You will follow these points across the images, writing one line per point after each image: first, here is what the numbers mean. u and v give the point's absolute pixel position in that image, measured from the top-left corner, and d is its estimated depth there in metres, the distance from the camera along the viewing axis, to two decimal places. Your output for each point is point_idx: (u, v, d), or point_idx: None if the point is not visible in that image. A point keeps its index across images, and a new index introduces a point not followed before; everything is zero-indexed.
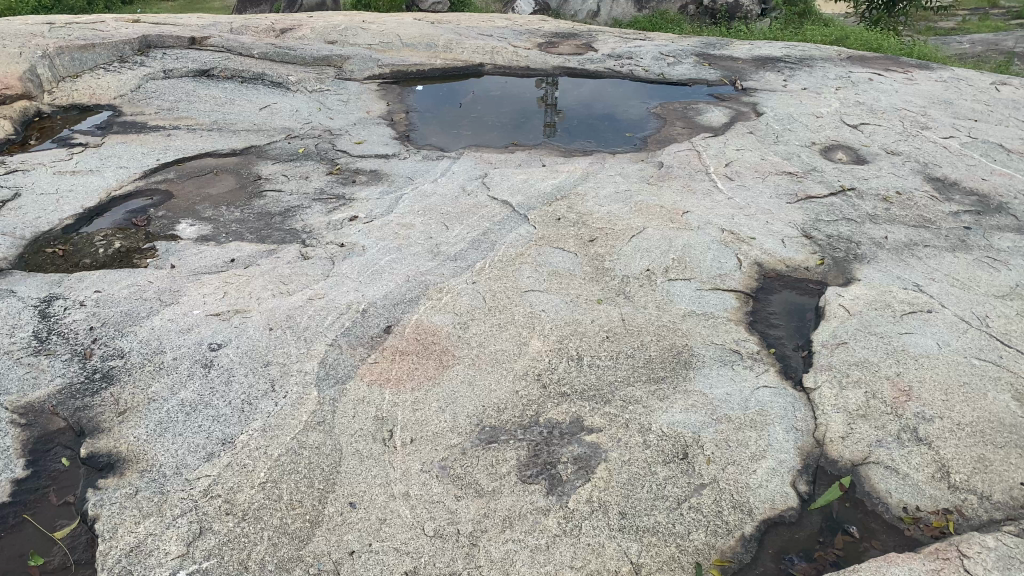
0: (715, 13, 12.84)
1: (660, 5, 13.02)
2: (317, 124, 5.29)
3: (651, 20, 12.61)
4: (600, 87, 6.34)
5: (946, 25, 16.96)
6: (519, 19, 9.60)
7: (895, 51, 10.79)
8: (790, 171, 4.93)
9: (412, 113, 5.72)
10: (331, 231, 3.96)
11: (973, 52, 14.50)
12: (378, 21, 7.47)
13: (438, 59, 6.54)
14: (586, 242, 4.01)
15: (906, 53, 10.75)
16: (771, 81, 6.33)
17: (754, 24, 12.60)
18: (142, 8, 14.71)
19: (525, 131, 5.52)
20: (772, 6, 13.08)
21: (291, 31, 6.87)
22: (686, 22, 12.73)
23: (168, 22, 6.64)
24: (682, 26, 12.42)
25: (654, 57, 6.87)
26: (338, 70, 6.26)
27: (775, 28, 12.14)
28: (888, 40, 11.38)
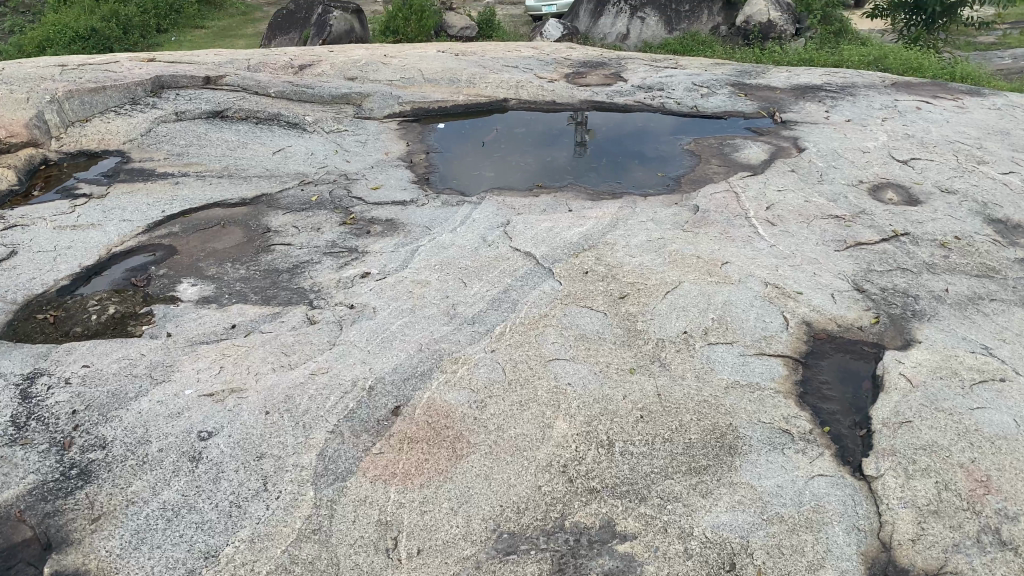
0: (748, 33, 12.36)
1: (690, 27, 12.77)
2: (332, 168, 5.04)
3: (681, 42, 12.35)
4: (631, 121, 6.02)
5: (987, 38, 16.41)
6: (547, 48, 9.37)
7: (936, 75, 10.21)
8: (837, 214, 4.57)
9: (432, 154, 5.45)
10: (341, 290, 3.67)
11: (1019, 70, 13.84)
12: (401, 55, 7.25)
13: (461, 94, 6.29)
14: (616, 299, 3.65)
15: (948, 77, 10.16)
16: (812, 113, 5.98)
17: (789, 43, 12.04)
18: (173, 41, 14.86)
19: (550, 173, 5.21)
20: (807, 26, 12.46)
21: (310, 67, 6.67)
22: (718, 43, 12.40)
23: (184, 61, 6.49)
24: (713, 48, 12.04)
25: (686, 89, 6.54)
26: (357, 108, 6.03)
27: (810, 46, 11.61)
28: (929, 59, 10.84)
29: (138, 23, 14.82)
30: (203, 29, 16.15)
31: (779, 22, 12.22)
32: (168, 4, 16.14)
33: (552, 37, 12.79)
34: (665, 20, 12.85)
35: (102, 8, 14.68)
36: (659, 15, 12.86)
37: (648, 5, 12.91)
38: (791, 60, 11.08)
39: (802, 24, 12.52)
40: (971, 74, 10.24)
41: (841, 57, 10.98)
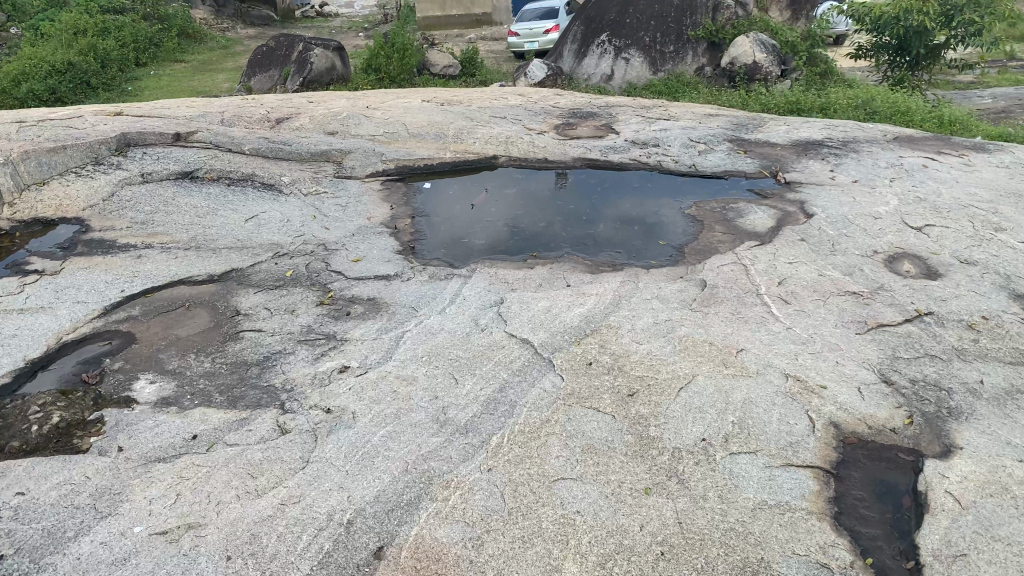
0: (734, 76, 11.96)
1: (676, 67, 12.53)
2: (309, 236, 4.66)
3: (666, 84, 12.12)
4: (628, 181, 5.70)
5: (965, 78, 16.44)
6: (534, 95, 9.17)
7: (925, 120, 9.83)
8: (854, 291, 4.26)
9: (418, 218, 5.09)
10: (316, 389, 3.29)
11: (1004, 111, 13.62)
12: (384, 107, 6.94)
13: (447, 151, 5.97)
14: (624, 396, 3.28)
15: (938, 122, 9.76)
16: (817, 173, 5.70)
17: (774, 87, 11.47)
18: (150, 81, 14.51)
19: (545, 240, 4.86)
20: (792, 67, 12.03)
21: (288, 120, 6.33)
22: (703, 85, 12.10)
23: (153, 115, 6.15)
24: (699, 89, 11.79)
25: (683, 147, 6.25)
26: (337, 166, 5.69)
27: (797, 90, 11.17)
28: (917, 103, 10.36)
29: (114, 58, 14.47)
30: (182, 67, 15.83)
31: (765, 63, 11.69)
32: (147, 36, 16.14)
33: (535, 77, 12.49)
34: (649, 61, 12.62)
35: (77, 42, 14.32)
36: (644, 57, 12.64)
37: (632, 45, 12.66)
38: (778, 106, 10.66)
39: (788, 64, 12.10)
40: (961, 118, 9.90)
41: (828, 100, 10.59)
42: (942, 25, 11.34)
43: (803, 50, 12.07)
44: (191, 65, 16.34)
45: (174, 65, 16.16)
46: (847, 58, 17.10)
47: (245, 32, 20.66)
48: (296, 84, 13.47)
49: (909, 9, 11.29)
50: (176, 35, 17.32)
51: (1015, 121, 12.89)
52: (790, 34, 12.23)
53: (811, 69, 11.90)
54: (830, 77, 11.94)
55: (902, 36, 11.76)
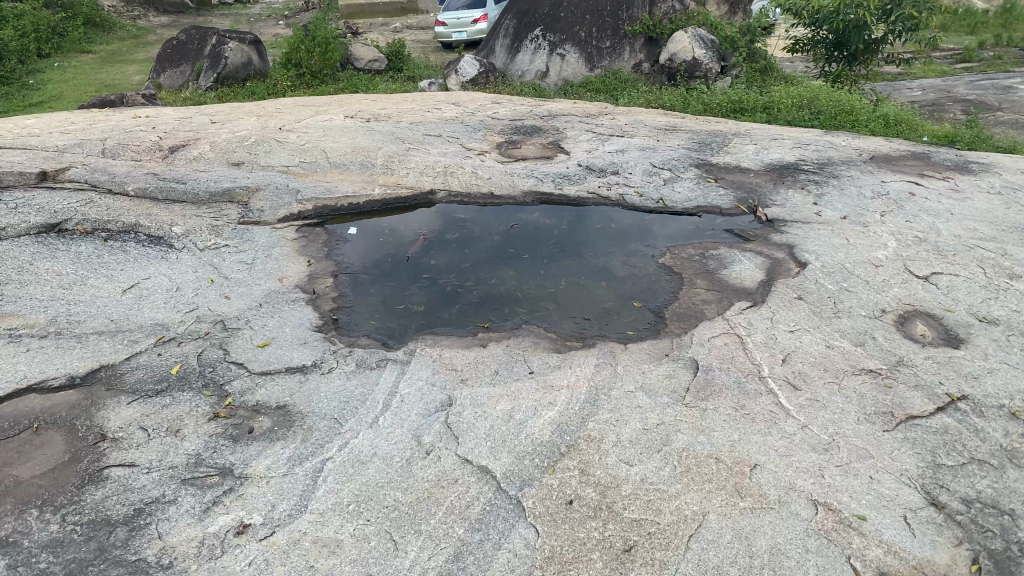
0: (673, 72, 11.13)
1: (613, 64, 11.69)
2: (204, 311, 3.74)
3: (604, 82, 11.25)
4: (587, 221, 4.92)
5: (893, 69, 16.22)
6: (471, 104, 8.37)
7: (869, 120, 9.12)
8: (870, 368, 3.56)
9: (341, 277, 4.21)
10: (202, 567, 2.41)
11: (936, 103, 13.22)
12: (302, 128, 5.99)
13: (376, 185, 5.08)
14: (620, 554, 2.49)
15: (884, 123, 9.02)
16: (800, 207, 5.02)
17: (716, 84, 10.72)
18: (47, 75, 13.13)
19: (499, 304, 4.03)
20: (732, 62, 11.27)
21: (185, 149, 5.35)
22: (641, 83, 11.26)
23: (17, 146, 5.11)
24: (637, 88, 10.94)
25: (646, 174, 5.50)
26: (242, 208, 4.74)
27: (738, 86, 10.43)
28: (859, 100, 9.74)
29: (13, 48, 13.07)
30: (83, 60, 14.42)
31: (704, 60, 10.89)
32: (49, 25, 14.68)
33: (468, 74, 11.51)
34: (586, 57, 11.76)
35: None
36: (580, 53, 11.77)
37: (568, 41, 11.81)
38: (719, 105, 9.88)
39: (728, 60, 11.32)
40: (906, 119, 9.17)
41: (770, 97, 9.86)
42: (880, 19, 10.58)
43: (743, 45, 11.22)
44: (99, 56, 14.94)
45: (81, 56, 14.77)
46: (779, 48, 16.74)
47: (158, 20, 19.19)
48: (210, 80, 12.27)
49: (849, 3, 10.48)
50: (82, 23, 15.82)
51: (953, 114, 12.50)
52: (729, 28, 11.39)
53: (752, 66, 11.19)
54: (771, 74, 11.22)
55: (841, 33, 10.89)
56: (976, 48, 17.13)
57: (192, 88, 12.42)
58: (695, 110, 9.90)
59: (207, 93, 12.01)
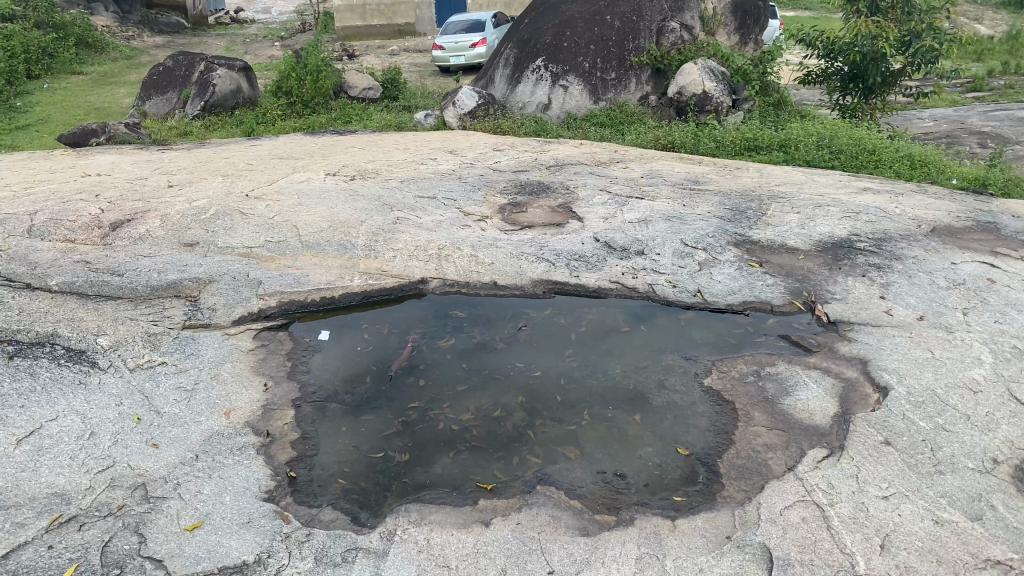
0: (683, 106, 9.92)
1: (618, 96, 10.44)
2: (121, 470, 2.87)
3: (608, 114, 10.02)
4: (612, 320, 4.05)
5: (905, 99, 15.45)
6: (470, 153, 7.55)
7: (895, 162, 8.03)
8: (997, 557, 2.64)
9: (307, 408, 3.33)
10: None
11: (950, 135, 12.38)
12: (273, 194, 5.14)
13: (355, 271, 4.22)
14: None
15: (909, 162, 7.99)
16: (866, 304, 4.17)
17: (727, 120, 9.54)
18: (29, 98, 12.31)
19: (505, 449, 3.15)
20: (744, 96, 10.14)
21: (130, 226, 4.50)
22: (649, 117, 10.00)
23: None
24: (646, 122, 9.77)
25: (676, 254, 4.64)
26: (190, 306, 3.88)
27: (753, 123, 9.33)
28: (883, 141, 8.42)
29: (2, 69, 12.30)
30: (67, 82, 13.58)
31: (716, 94, 9.72)
32: (40, 46, 13.91)
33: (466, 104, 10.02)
34: (591, 89, 10.51)
35: None
36: (583, 84, 10.51)
37: (571, 71, 10.54)
38: (732, 142, 8.77)
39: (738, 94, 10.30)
40: (931, 157, 8.10)
41: (786, 134, 8.76)
42: (898, 51, 9.27)
43: (756, 78, 10.19)
44: (90, 77, 14.12)
45: (72, 78, 13.95)
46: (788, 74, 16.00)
47: (153, 40, 18.42)
48: (196, 108, 11.35)
49: (864, 33, 9.07)
50: (74, 44, 15.06)
51: (978, 148, 11.56)
52: (740, 58, 10.33)
53: (765, 100, 10.12)
54: (785, 108, 10.11)
55: (856, 65, 9.54)
56: (986, 76, 16.35)
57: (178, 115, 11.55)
58: (706, 147, 8.75)
59: (193, 121, 11.12)
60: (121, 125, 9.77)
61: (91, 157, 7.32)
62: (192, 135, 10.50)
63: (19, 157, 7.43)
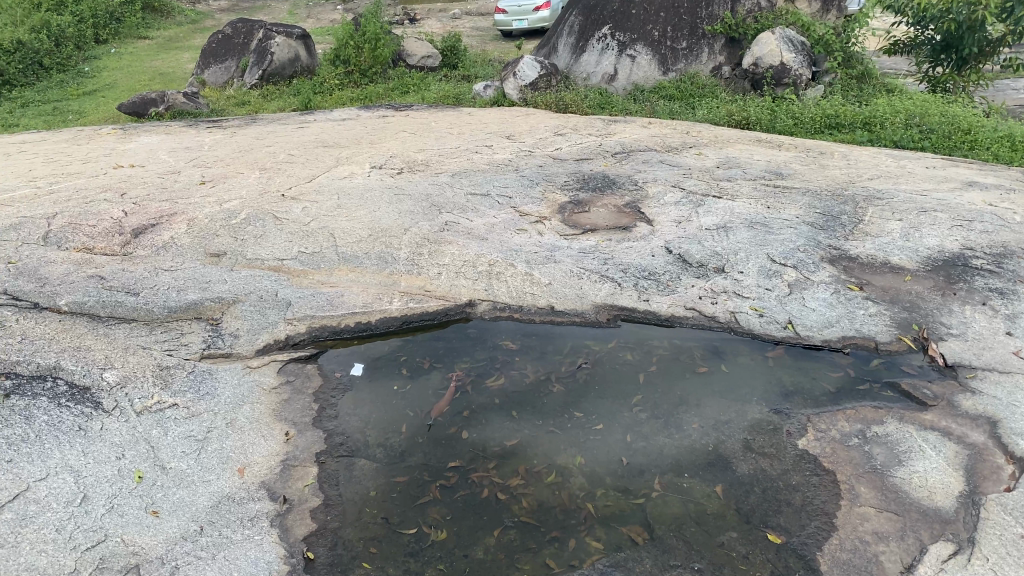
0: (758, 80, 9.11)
1: (689, 67, 9.63)
2: (112, 548, 2.46)
3: (678, 87, 9.27)
4: (686, 358, 3.52)
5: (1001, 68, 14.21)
6: (530, 138, 7.01)
7: (992, 142, 7.11)
8: None
9: (333, 467, 2.90)
10: None
11: None
12: (312, 194, 4.70)
13: (395, 291, 3.75)
14: None
15: (1010, 144, 7.05)
16: (991, 342, 3.52)
17: (806, 95, 8.69)
18: (92, 63, 12.10)
19: (560, 529, 2.67)
20: (824, 69, 9.19)
21: (154, 233, 4.10)
22: (722, 90, 9.24)
23: None
24: (719, 96, 8.91)
25: (762, 273, 4.04)
26: (211, 331, 3.47)
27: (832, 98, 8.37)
28: (980, 120, 7.47)
29: (69, 36, 12.17)
30: (131, 46, 13.35)
31: (794, 66, 8.86)
32: (106, 10, 13.74)
33: (527, 78, 9.35)
34: (659, 59, 9.69)
35: (27, 20, 12.20)
36: (652, 54, 9.69)
37: (639, 40, 9.74)
38: (812, 120, 7.77)
39: (819, 67, 9.30)
40: None
41: (873, 110, 7.85)
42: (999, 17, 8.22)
43: (839, 48, 9.21)
44: (156, 41, 13.83)
45: (139, 42, 13.70)
46: (873, 39, 14.86)
47: (219, 4, 18.16)
48: (255, 77, 10.94)
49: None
50: (141, 9, 14.85)
51: None
52: (822, 27, 9.37)
53: (846, 72, 9.11)
54: (870, 81, 9.12)
55: (950, 35, 8.56)
56: None
57: (237, 85, 11.18)
58: (783, 124, 7.77)
59: (251, 91, 10.75)
60: (179, 95, 9.38)
61: (138, 140, 6.99)
62: (250, 105, 10.14)
63: (67, 140, 7.17)
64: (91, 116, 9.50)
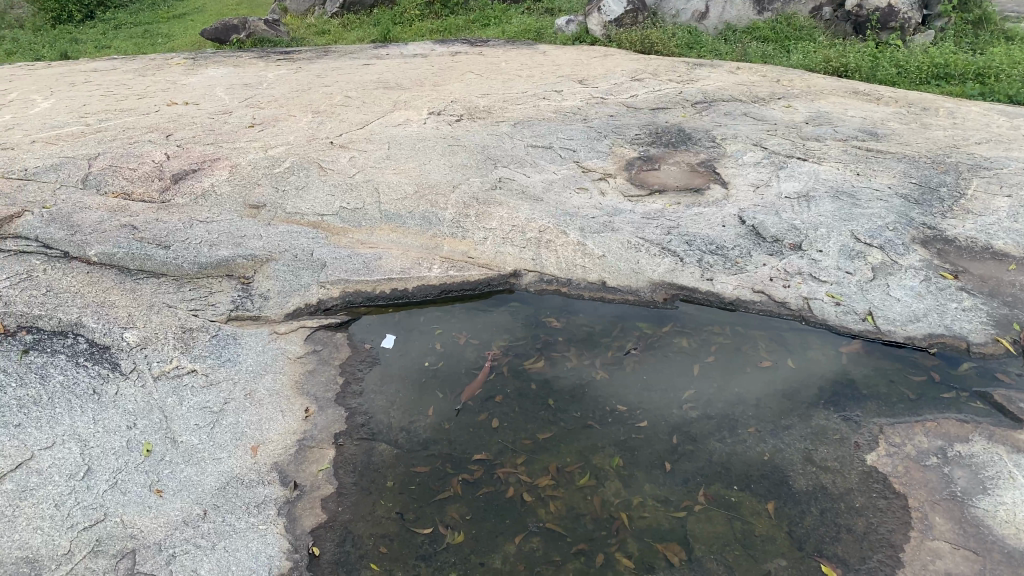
0: (862, 22, 8.34)
1: (786, 7, 8.77)
2: (110, 530, 2.31)
3: (772, 28, 8.48)
4: (746, 349, 3.21)
5: None
6: (606, 82, 6.59)
7: None
8: None
9: (353, 450, 2.72)
10: None
11: None
12: (362, 142, 4.56)
13: (436, 256, 3.52)
14: None
15: None
16: None
17: (914, 41, 7.91)
18: None
19: (588, 541, 2.43)
20: (937, 13, 8.36)
21: (194, 179, 4.00)
22: (820, 32, 8.41)
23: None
24: (817, 38, 8.20)
25: (844, 253, 3.63)
26: (241, 290, 3.31)
27: (944, 45, 7.58)
28: None
29: None
30: None
31: (903, 8, 8.07)
32: None
33: (612, 14, 8.69)
34: None
35: None
36: None
37: None
38: (918, 68, 7.07)
39: (931, 10, 8.47)
40: None
41: (987, 60, 7.07)
42: None
43: None
44: None
45: None
46: None
47: None
48: (336, 5, 10.61)
49: None
50: None
51: None
52: None
53: (961, 16, 8.25)
54: (988, 27, 8.24)
55: None
56: None
57: (319, 13, 10.77)
58: (886, 72, 7.07)
59: (331, 19, 10.50)
60: (259, 22, 9.12)
61: (209, 73, 6.87)
62: (328, 34, 9.90)
63: (142, 70, 7.12)
64: (177, 40, 9.43)
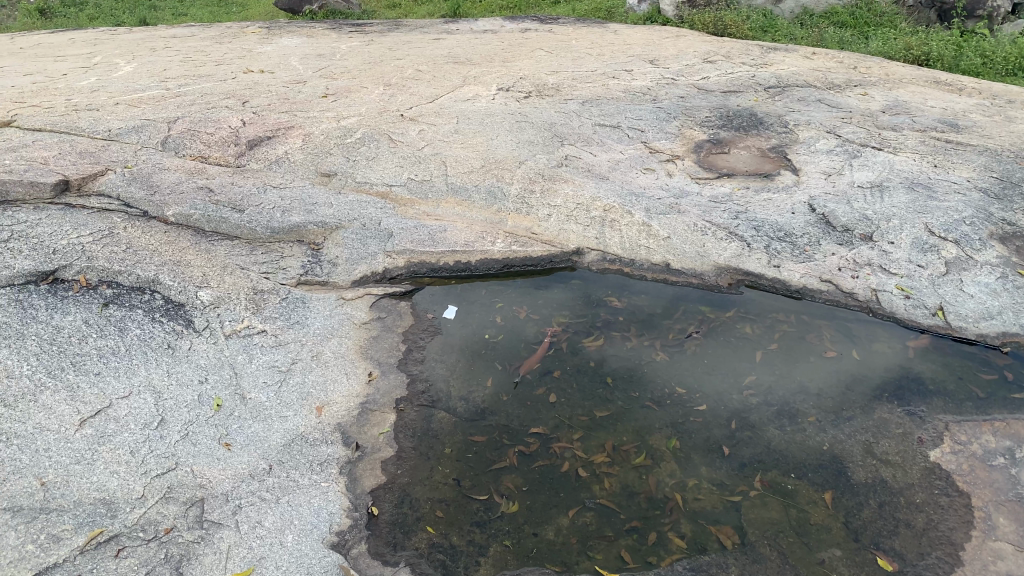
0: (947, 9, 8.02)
1: None
2: (180, 479, 2.40)
3: (852, 13, 8.22)
4: (810, 338, 3.18)
5: None
6: (677, 63, 6.49)
7: None
8: None
9: (413, 416, 2.78)
10: None
11: None
12: (431, 115, 4.60)
13: (501, 231, 3.56)
14: None
15: None
16: None
17: (1003, 29, 7.58)
18: None
19: (642, 519, 2.44)
20: None
21: (268, 145, 4.11)
22: (903, 18, 8.11)
23: (77, 130, 4.11)
24: (899, 25, 7.92)
25: (917, 246, 3.54)
26: (310, 255, 3.40)
27: None
28: None
29: None
30: None
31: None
32: None
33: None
34: None
35: None
36: None
37: None
38: (1005, 60, 6.80)
39: None
40: None
41: None
42: None
43: None
44: None
45: None
46: None
47: None
48: None
49: None
50: None
51: None
52: None
53: None
54: None
55: None
56: None
57: None
58: (969, 63, 6.81)
59: None
60: None
61: (282, 42, 6.98)
62: (400, 6, 9.87)
63: (221, 39, 7.26)
64: (252, 9, 9.56)
